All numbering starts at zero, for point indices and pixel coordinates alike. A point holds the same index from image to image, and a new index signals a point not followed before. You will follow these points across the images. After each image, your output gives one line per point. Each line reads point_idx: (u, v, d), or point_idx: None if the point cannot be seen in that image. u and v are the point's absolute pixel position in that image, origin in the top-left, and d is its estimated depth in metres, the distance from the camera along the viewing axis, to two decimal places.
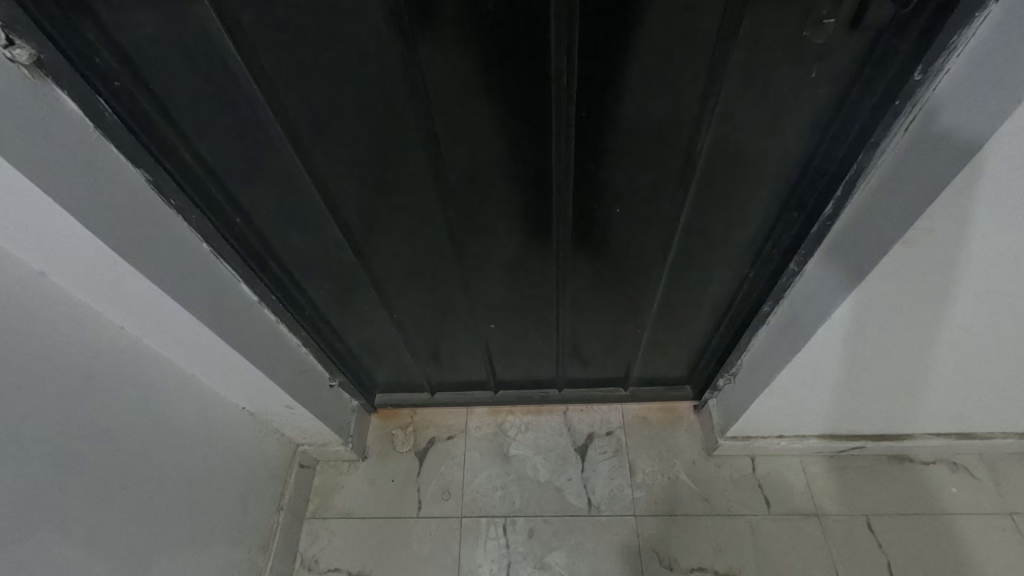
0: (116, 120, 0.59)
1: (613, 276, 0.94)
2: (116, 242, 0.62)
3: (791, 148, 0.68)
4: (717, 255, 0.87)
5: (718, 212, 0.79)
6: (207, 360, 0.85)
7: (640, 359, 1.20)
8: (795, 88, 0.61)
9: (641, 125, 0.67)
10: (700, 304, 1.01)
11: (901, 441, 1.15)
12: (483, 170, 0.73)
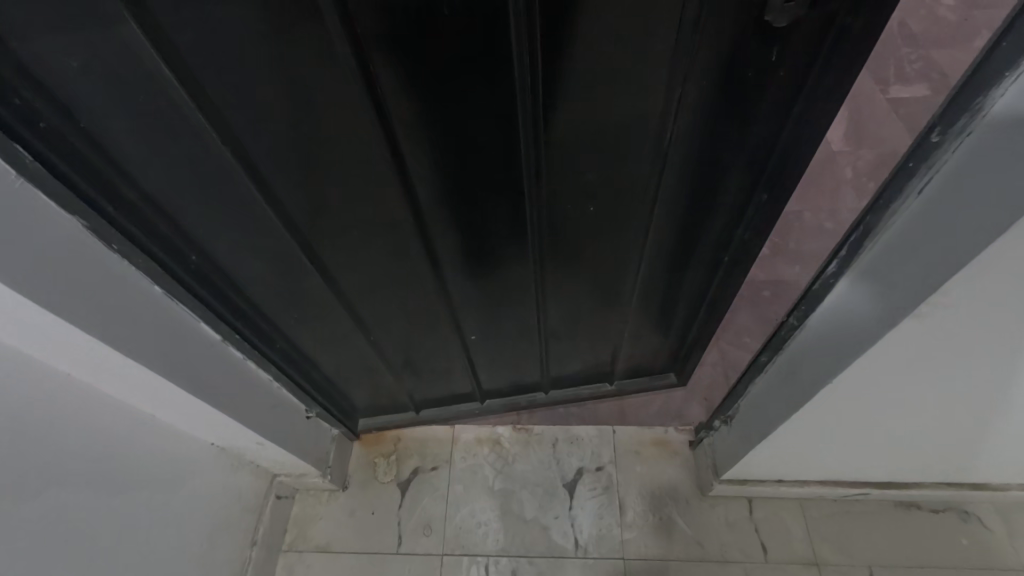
0: (39, 166, 0.55)
1: (593, 275, 0.93)
2: (46, 296, 0.56)
3: (752, 131, 0.68)
4: (690, 241, 0.88)
5: (688, 199, 0.79)
6: (164, 403, 0.80)
7: (624, 352, 1.19)
8: (758, 72, 0.61)
9: (611, 121, 0.65)
10: (678, 292, 1.01)
11: (909, 489, 1.08)
12: (454, 188, 0.71)
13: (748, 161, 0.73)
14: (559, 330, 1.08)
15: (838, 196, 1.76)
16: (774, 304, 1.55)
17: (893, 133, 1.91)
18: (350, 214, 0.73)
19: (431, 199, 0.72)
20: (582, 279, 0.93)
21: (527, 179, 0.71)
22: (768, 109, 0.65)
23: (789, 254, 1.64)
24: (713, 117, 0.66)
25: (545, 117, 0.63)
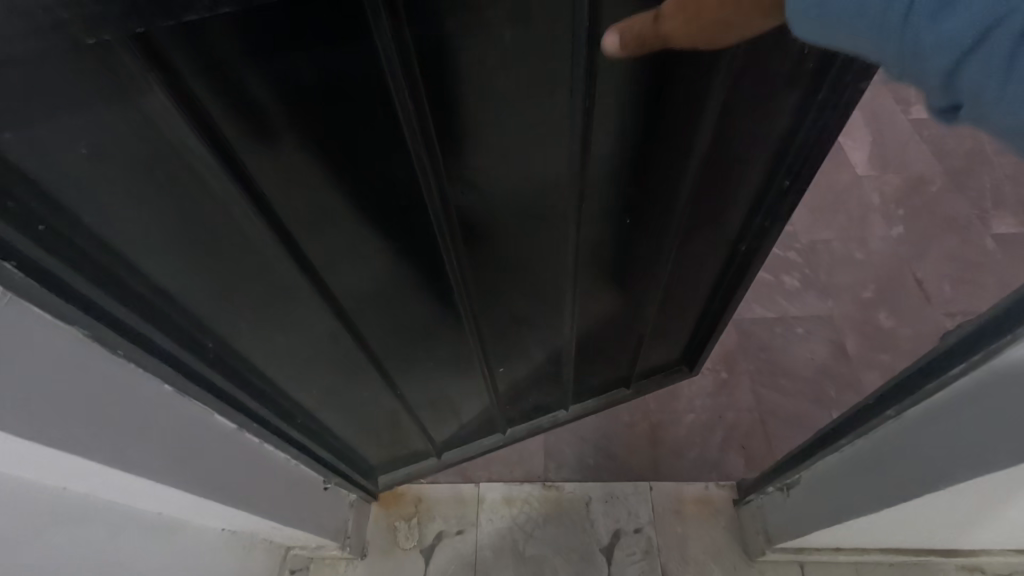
0: (30, 279, 0.45)
1: (622, 278, 0.94)
2: (40, 432, 0.47)
3: (775, 118, 0.73)
4: (712, 234, 0.91)
5: (712, 192, 0.82)
6: (176, 506, 0.70)
7: (643, 355, 1.20)
8: (786, 60, 0.66)
9: (652, 116, 0.67)
10: (696, 286, 1.04)
11: (972, 556, 1.02)
12: (498, 208, 0.70)
13: (764, 147, 0.77)
14: (586, 341, 1.08)
15: (866, 222, 1.70)
16: (810, 342, 1.47)
17: (917, 155, 1.85)
18: (385, 253, 0.68)
19: (475, 225, 0.71)
20: (610, 284, 0.95)
21: (569, 188, 0.72)
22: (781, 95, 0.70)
23: (820, 287, 1.57)
24: (743, 107, 0.70)
25: (591, 122, 0.65)
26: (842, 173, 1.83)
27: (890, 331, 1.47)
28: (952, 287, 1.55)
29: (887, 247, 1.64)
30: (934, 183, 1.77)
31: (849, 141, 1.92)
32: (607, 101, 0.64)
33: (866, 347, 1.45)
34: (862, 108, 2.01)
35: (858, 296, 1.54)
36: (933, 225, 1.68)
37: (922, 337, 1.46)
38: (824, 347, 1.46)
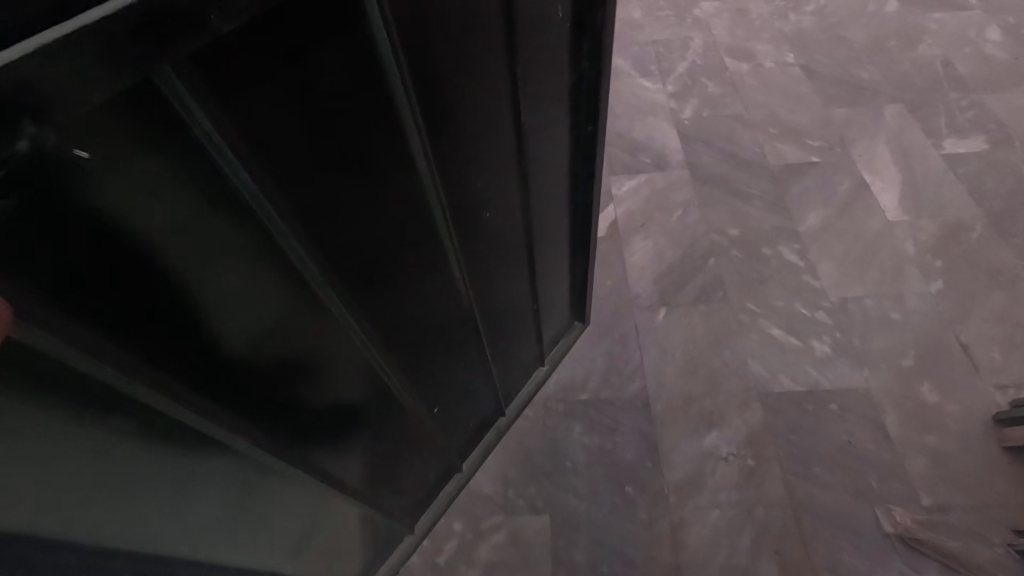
0: None
1: (508, 255, 1.01)
2: None
3: (564, 84, 0.88)
4: (552, 196, 1.05)
5: (542, 146, 0.92)
6: None
7: (541, 330, 1.33)
8: (555, 33, 0.79)
9: (481, 118, 0.73)
10: (558, 244, 1.17)
11: None
12: (381, 249, 0.69)
13: (563, 110, 0.92)
14: (497, 333, 1.13)
15: (901, 277, 1.55)
16: (846, 421, 1.32)
17: (954, 198, 1.70)
18: (290, 349, 0.63)
19: (370, 272, 0.70)
20: (500, 267, 1.00)
21: (436, 201, 0.73)
22: (557, 44, 0.81)
23: (853, 354, 1.42)
24: (542, 84, 0.83)
25: (432, 140, 0.67)
26: (872, 219, 1.68)
27: (935, 408, 1.32)
28: (1002, 353, 1.39)
29: (926, 305, 1.49)
30: (975, 230, 1.62)
31: (878, 182, 1.77)
32: (441, 111, 0.66)
33: (909, 427, 1.30)
34: (890, 144, 1.86)
35: (897, 364, 1.39)
36: (976, 279, 1.52)
37: (971, 415, 1.31)
38: (863, 428, 1.31)
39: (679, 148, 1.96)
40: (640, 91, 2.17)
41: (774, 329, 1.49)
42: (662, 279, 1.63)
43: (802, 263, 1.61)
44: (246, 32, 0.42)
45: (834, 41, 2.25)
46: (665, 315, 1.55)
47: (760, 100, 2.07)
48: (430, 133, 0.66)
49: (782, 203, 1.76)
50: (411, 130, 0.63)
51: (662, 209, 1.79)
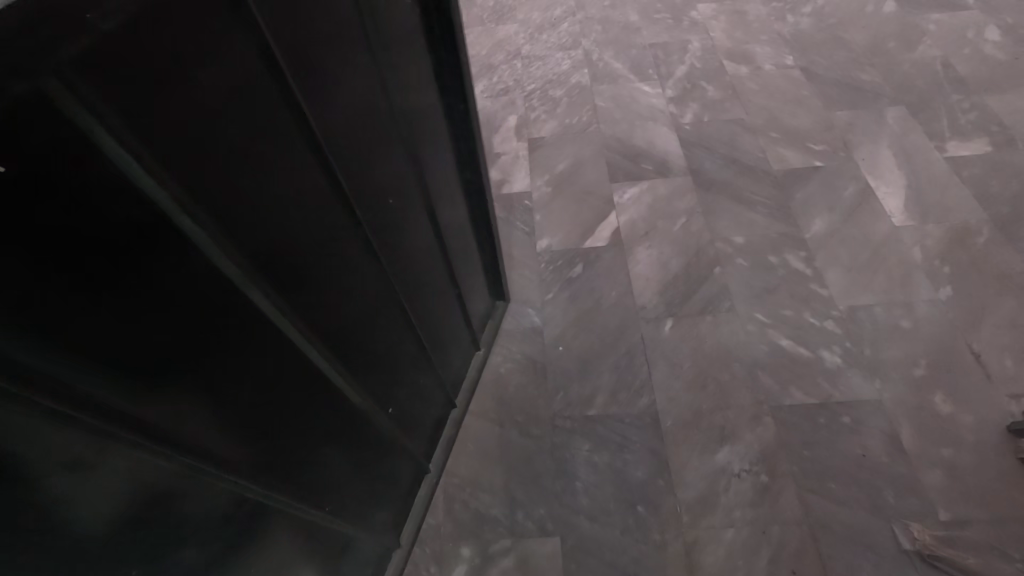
0: None
1: (420, 243, 1.01)
2: None
3: (428, 67, 0.89)
4: (445, 178, 1.07)
5: (424, 127, 0.91)
6: None
7: (464, 317, 1.35)
8: (408, 16, 0.80)
9: (367, 109, 0.73)
10: (460, 226, 1.20)
11: None
12: (306, 253, 0.68)
13: (433, 93, 0.93)
14: (429, 324, 1.15)
15: (909, 284, 1.53)
16: (860, 434, 1.30)
17: (960, 202, 1.68)
18: (228, 367, 0.61)
19: (298, 280, 0.68)
20: (416, 256, 1.00)
21: (344, 198, 0.72)
22: (410, 22, 0.81)
23: (864, 365, 1.40)
24: (409, 68, 0.83)
25: (329, 136, 0.66)
26: (878, 225, 1.66)
27: (949, 418, 1.30)
28: (1015, 362, 1.37)
29: (935, 313, 1.47)
30: (982, 235, 1.60)
31: (882, 187, 1.75)
32: (330, 105, 0.65)
33: (924, 438, 1.28)
34: (893, 147, 1.84)
35: (909, 374, 1.37)
36: (985, 285, 1.50)
37: (986, 425, 1.29)
38: (876, 441, 1.28)
39: (681, 154, 1.93)
40: (640, 96, 2.14)
41: (784, 340, 1.46)
42: (667, 289, 1.60)
43: (809, 271, 1.59)
44: (122, 42, 0.40)
45: (833, 43, 2.23)
46: (672, 326, 1.52)
47: (761, 104, 2.04)
48: (326, 128, 0.66)
49: (786, 210, 1.74)
50: (304, 128, 0.62)
51: (665, 217, 1.76)
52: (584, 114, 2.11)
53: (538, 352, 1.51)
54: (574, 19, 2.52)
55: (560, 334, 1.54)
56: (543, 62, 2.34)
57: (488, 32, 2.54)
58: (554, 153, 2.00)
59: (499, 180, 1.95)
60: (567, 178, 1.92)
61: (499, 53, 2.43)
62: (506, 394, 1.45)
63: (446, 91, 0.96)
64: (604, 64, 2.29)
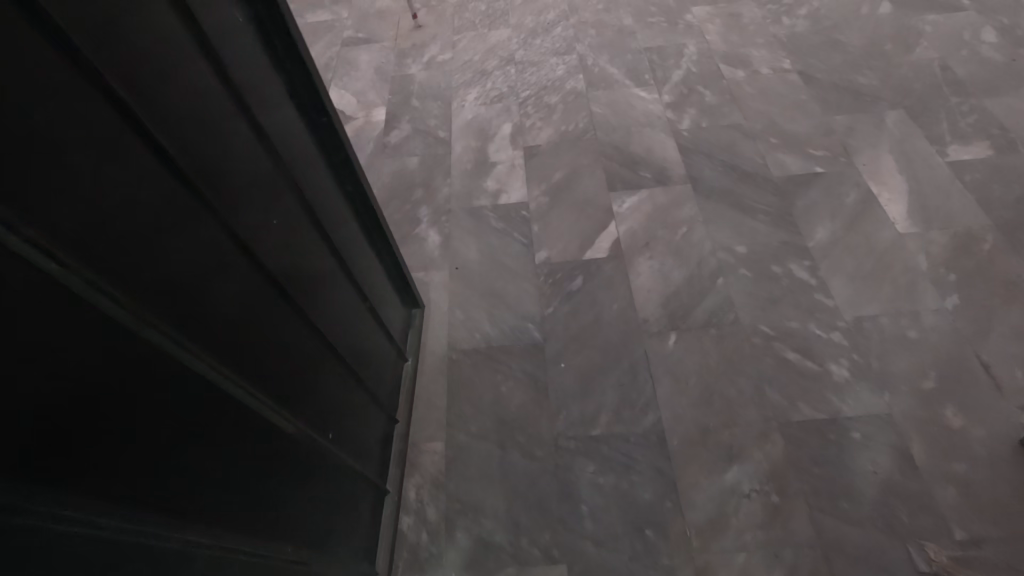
0: None
1: (317, 261, 1.00)
2: None
3: (280, 83, 0.90)
4: (329, 194, 1.07)
5: (288, 144, 0.92)
6: None
7: (385, 332, 1.35)
8: (244, 36, 0.81)
9: (219, 128, 0.74)
10: (357, 240, 1.20)
11: None
12: (184, 278, 0.66)
13: (293, 111, 0.94)
14: (349, 342, 1.13)
15: (915, 292, 1.50)
16: (870, 450, 1.27)
17: (963, 208, 1.66)
18: (140, 409, 0.58)
19: (183, 306, 0.66)
20: (315, 275, 0.99)
21: (213, 222, 0.72)
22: (247, 44, 0.81)
23: (873, 378, 1.37)
24: (258, 86, 0.84)
25: (181, 155, 0.66)
26: (881, 232, 1.64)
27: (961, 433, 1.27)
28: None
29: (943, 322, 1.44)
30: (986, 241, 1.58)
31: (884, 193, 1.73)
32: (173, 123, 0.65)
33: (936, 454, 1.25)
34: (894, 153, 1.82)
35: (918, 387, 1.34)
36: (992, 293, 1.48)
37: (998, 439, 1.26)
38: (888, 457, 1.26)
39: (679, 161, 1.90)
40: (636, 102, 2.11)
41: (790, 353, 1.43)
42: (670, 301, 1.56)
43: (813, 281, 1.56)
44: None
45: (830, 45, 2.21)
46: (676, 341, 1.49)
47: (759, 109, 2.02)
48: (175, 146, 0.65)
49: (788, 218, 1.71)
50: (149, 157, 0.61)
51: (666, 226, 1.73)
52: (580, 121, 2.08)
53: (539, 369, 1.47)
54: (567, 24, 2.48)
55: (560, 350, 1.51)
56: (537, 68, 2.31)
57: (480, 37, 2.50)
58: (551, 162, 1.97)
59: (496, 190, 1.91)
60: (564, 187, 1.88)
61: (491, 58, 2.40)
62: (508, 413, 1.41)
63: (303, 108, 0.96)
64: (599, 69, 2.25)
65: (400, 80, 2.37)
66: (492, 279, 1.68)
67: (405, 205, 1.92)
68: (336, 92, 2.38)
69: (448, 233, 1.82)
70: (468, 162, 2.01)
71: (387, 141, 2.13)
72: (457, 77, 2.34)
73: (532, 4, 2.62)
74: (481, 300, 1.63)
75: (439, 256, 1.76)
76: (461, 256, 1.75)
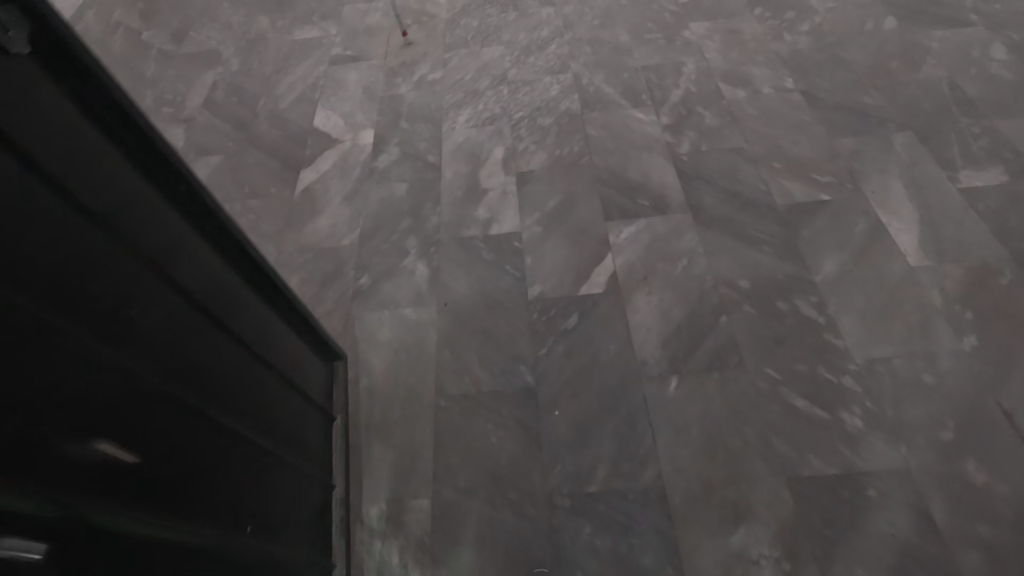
0: None
1: (197, 340, 0.94)
2: None
3: (122, 162, 0.84)
4: (202, 265, 1.01)
5: (145, 223, 0.86)
6: None
7: (301, 395, 1.28)
8: (69, 120, 0.74)
9: (52, 228, 0.67)
10: (247, 305, 1.14)
11: None
12: (28, 407, 0.60)
13: (143, 188, 0.88)
14: (256, 417, 1.07)
15: (930, 331, 1.42)
16: (887, 509, 1.18)
17: (978, 238, 1.58)
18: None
19: (29, 439, 0.59)
20: (198, 356, 0.93)
21: (61, 335, 0.65)
22: (79, 128, 0.76)
23: (888, 428, 1.28)
24: (95, 171, 0.77)
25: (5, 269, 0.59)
26: (892, 265, 1.55)
27: (985, 489, 1.19)
28: None
29: (960, 366, 1.35)
30: (1003, 275, 1.50)
31: (895, 222, 1.64)
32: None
33: (958, 515, 1.17)
34: (903, 178, 1.74)
35: (936, 439, 1.26)
36: (1012, 333, 1.40)
37: None
38: (905, 518, 1.17)
39: (679, 188, 1.82)
40: (633, 124, 2.03)
41: (799, 400, 1.34)
42: (670, 341, 1.48)
43: (821, 319, 1.47)
44: None
45: (834, 62, 2.13)
46: (676, 385, 1.40)
47: (761, 131, 1.94)
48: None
49: (794, 249, 1.62)
50: None
51: (665, 258, 1.65)
52: (575, 144, 1.99)
53: (532, 418, 1.39)
54: (562, 40, 2.41)
55: (553, 396, 1.42)
56: (530, 88, 2.23)
57: (471, 55, 2.42)
58: (544, 189, 1.88)
59: (487, 219, 1.83)
60: (557, 216, 1.80)
61: (483, 77, 2.32)
62: (499, 467, 1.33)
63: (159, 182, 0.92)
64: (594, 89, 2.17)
65: (389, 101, 2.29)
66: (482, 316, 1.59)
67: (392, 235, 1.83)
68: (323, 113, 2.29)
69: (436, 265, 1.73)
70: (458, 188, 1.93)
71: (375, 166, 2.05)
72: (448, 97, 2.26)
73: (525, 20, 2.54)
74: (470, 340, 1.55)
75: (426, 290, 1.68)
76: (450, 291, 1.66)
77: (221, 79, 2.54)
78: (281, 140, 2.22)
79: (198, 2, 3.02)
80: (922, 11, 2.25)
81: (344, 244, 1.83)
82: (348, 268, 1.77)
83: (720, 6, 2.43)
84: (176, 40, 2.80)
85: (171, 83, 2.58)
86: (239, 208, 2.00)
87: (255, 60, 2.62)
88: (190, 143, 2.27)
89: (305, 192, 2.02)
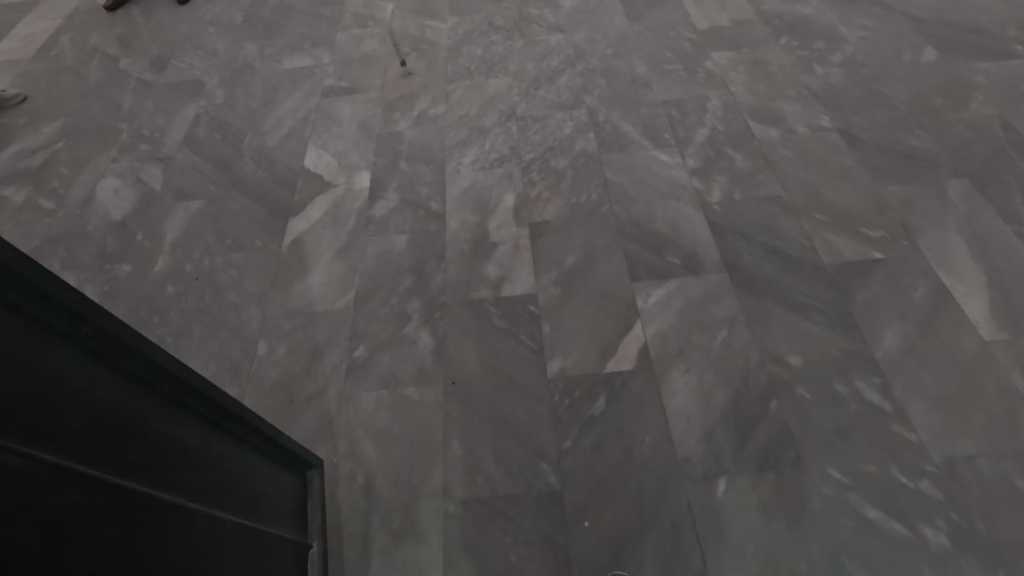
0: None
1: (119, 535, 0.68)
2: None
3: None
4: (124, 416, 0.75)
5: (25, 396, 0.61)
6: None
7: (269, 538, 1.02)
8: None
9: None
10: (194, 445, 0.88)
11: None
12: None
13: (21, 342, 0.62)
14: None
15: (1017, 423, 1.23)
16: None
17: None
18: None
19: None
20: (120, 564, 0.67)
21: None
22: None
23: (978, 548, 1.10)
24: None
25: None
26: (962, 338, 1.37)
27: None
28: None
29: None
30: None
31: (960, 286, 1.46)
32: None
33: None
34: (963, 233, 1.56)
35: None
36: None
37: None
38: None
39: (712, 243, 1.63)
40: (656, 167, 1.84)
41: (871, 510, 1.16)
42: (714, 432, 1.28)
43: (888, 406, 1.28)
44: None
45: (872, 98, 1.96)
46: (727, 489, 1.21)
47: (799, 177, 1.75)
48: None
49: (849, 318, 1.43)
50: None
51: (703, 328, 1.45)
52: (593, 191, 1.80)
53: (559, 531, 1.20)
54: (574, 72, 2.23)
55: (582, 503, 1.22)
56: (541, 125, 2.05)
57: (476, 88, 2.24)
58: (562, 242, 1.69)
59: (498, 278, 1.63)
60: (578, 276, 1.60)
61: (489, 112, 2.13)
62: None
63: (48, 326, 0.66)
64: (612, 127, 1.99)
65: (387, 139, 2.10)
66: (496, 399, 1.39)
67: (391, 297, 1.63)
68: (314, 152, 2.10)
69: (442, 334, 1.53)
70: (465, 242, 1.73)
71: (372, 214, 1.85)
72: (451, 135, 2.07)
73: (533, 49, 2.36)
74: (483, 429, 1.34)
75: (431, 366, 1.47)
76: (458, 367, 1.46)
77: (204, 112, 2.35)
78: (269, 183, 2.02)
79: (181, 27, 2.83)
80: (962, 41, 2.08)
81: (337, 308, 1.63)
82: (342, 337, 1.56)
83: (742, 34, 2.26)
84: (157, 69, 2.61)
85: (149, 116, 2.38)
86: (220, 262, 1.79)
87: (241, 91, 2.42)
88: (169, 186, 2.07)
89: (294, 243, 1.82)
